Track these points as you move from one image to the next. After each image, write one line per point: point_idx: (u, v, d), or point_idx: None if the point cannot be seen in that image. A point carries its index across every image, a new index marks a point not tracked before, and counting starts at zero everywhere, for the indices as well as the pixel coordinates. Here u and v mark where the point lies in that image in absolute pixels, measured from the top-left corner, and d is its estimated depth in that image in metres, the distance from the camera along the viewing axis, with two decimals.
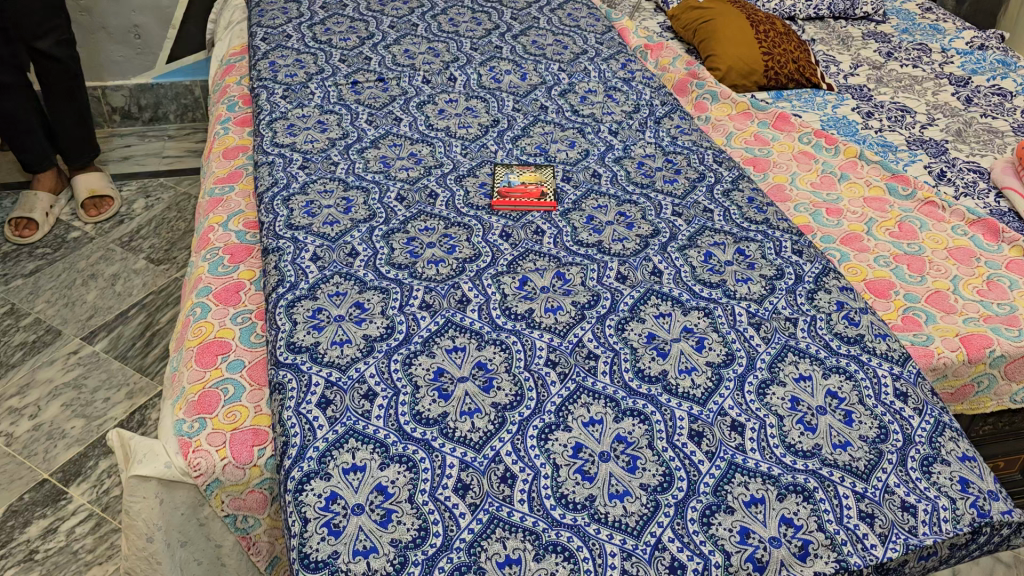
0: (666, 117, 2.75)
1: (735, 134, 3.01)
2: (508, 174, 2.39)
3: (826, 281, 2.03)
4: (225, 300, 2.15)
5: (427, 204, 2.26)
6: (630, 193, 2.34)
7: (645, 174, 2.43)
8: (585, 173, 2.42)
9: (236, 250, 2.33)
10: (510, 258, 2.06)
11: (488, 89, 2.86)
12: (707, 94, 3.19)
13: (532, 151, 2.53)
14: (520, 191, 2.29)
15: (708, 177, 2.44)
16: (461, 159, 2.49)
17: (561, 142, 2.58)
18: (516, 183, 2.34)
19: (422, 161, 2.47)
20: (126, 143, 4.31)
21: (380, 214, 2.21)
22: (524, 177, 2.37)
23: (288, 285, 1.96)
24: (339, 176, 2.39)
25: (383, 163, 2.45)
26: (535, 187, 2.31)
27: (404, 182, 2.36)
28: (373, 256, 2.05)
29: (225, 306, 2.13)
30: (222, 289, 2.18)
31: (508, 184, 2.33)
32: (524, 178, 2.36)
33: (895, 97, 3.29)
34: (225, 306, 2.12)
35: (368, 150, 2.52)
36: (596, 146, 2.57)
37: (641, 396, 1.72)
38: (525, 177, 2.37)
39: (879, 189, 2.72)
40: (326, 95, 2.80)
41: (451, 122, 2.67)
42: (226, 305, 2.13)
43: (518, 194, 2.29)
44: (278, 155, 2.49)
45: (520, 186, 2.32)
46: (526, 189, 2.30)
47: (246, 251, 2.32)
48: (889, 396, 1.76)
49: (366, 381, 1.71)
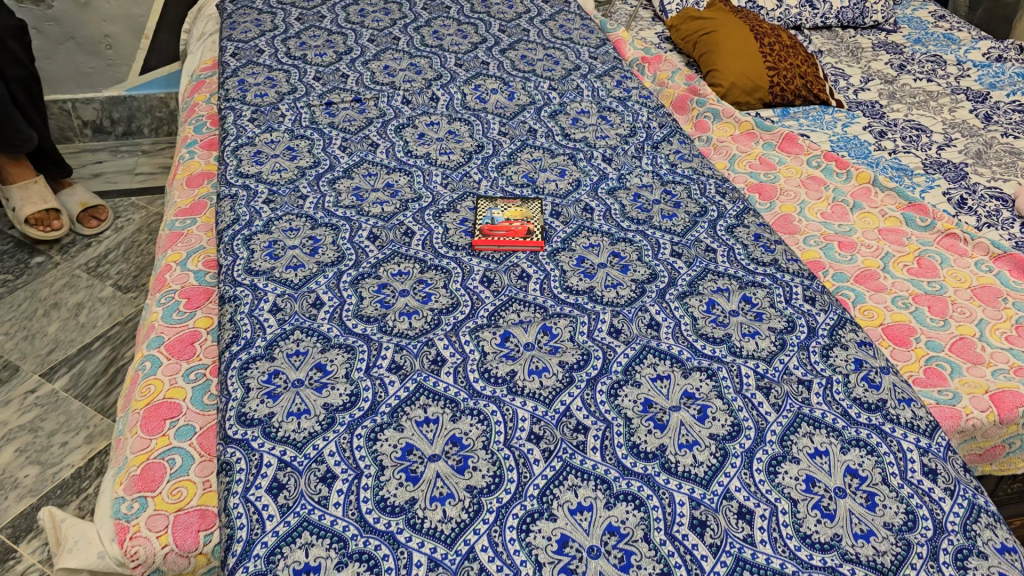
0: (665, 141, 2.54)
1: (739, 157, 2.80)
2: (490, 209, 2.18)
3: (842, 335, 1.82)
4: (178, 352, 1.94)
5: (402, 243, 2.06)
6: (626, 230, 2.13)
7: (642, 208, 2.22)
8: (576, 208, 2.22)
9: (194, 293, 2.12)
10: (491, 308, 1.86)
11: (473, 110, 2.65)
12: (708, 112, 3.00)
13: (519, 181, 2.33)
14: (504, 229, 2.09)
15: (710, 211, 2.23)
16: (442, 191, 2.29)
17: (551, 171, 2.38)
18: (498, 219, 2.13)
19: (400, 192, 2.27)
20: (97, 159, 4.11)
21: (350, 255, 2.01)
22: (508, 211, 2.16)
23: (242, 343, 1.75)
24: (307, 210, 2.18)
25: (357, 196, 2.25)
26: (520, 224, 2.10)
27: (378, 219, 2.16)
28: (340, 306, 1.85)
29: (177, 360, 1.92)
30: (175, 340, 1.97)
31: (490, 221, 2.12)
32: (509, 213, 2.16)
33: (909, 114, 3.10)
34: (178, 359, 1.92)
35: (341, 180, 2.31)
36: (589, 175, 2.36)
37: (636, 477, 1.52)
38: (510, 212, 2.16)
39: (896, 219, 2.52)
40: (298, 117, 2.59)
41: (432, 148, 2.47)
42: (179, 359, 1.92)
43: (501, 232, 2.08)
44: (241, 186, 2.28)
45: (503, 223, 2.11)
46: (510, 226, 2.10)
47: (205, 295, 2.11)
48: (916, 474, 1.56)
49: (325, 460, 1.51)
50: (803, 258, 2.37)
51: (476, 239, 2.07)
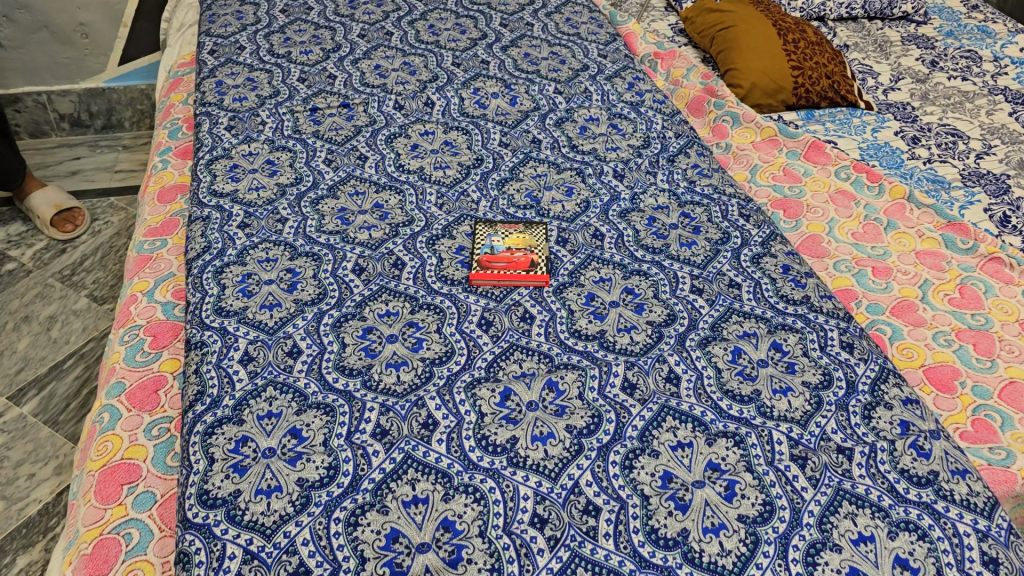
0: (681, 153, 2.32)
1: (761, 168, 2.58)
2: (490, 235, 1.96)
3: (885, 391, 1.62)
4: (140, 401, 1.73)
5: (391, 277, 1.85)
6: (640, 261, 1.92)
7: (657, 233, 2.01)
8: (585, 233, 2.01)
9: (160, 331, 1.91)
10: (490, 357, 1.65)
11: (471, 117, 2.43)
12: (727, 116, 2.78)
13: (522, 202, 2.12)
14: (506, 260, 1.87)
15: (733, 238, 2.01)
16: (437, 213, 2.07)
17: (557, 189, 2.17)
18: (499, 248, 1.92)
19: (391, 214, 2.06)
20: (75, 154, 3.88)
21: (333, 292, 1.80)
22: (511, 238, 1.95)
23: (208, 402, 1.54)
24: (287, 237, 1.97)
25: (343, 219, 2.03)
26: (525, 254, 1.89)
27: (365, 246, 1.95)
28: (319, 356, 1.64)
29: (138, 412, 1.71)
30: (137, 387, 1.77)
31: (490, 250, 1.90)
32: (512, 240, 1.94)
33: (944, 117, 2.87)
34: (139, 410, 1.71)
35: (325, 200, 2.09)
36: (599, 194, 2.15)
37: (654, 570, 1.32)
38: (513, 238, 1.95)
39: (934, 240, 2.30)
40: (279, 125, 2.38)
41: (427, 162, 2.25)
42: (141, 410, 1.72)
43: (502, 264, 1.86)
44: (215, 208, 2.07)
45: (505, 251, 1.90)
46: (513, 256, 1.88)
47: (172, 333, 1.90)
48: (975, 564, 1.36)
49: (298, 551, 1.31)
50: (833, 286, 2.16)
51: (474, 272, 1.85)
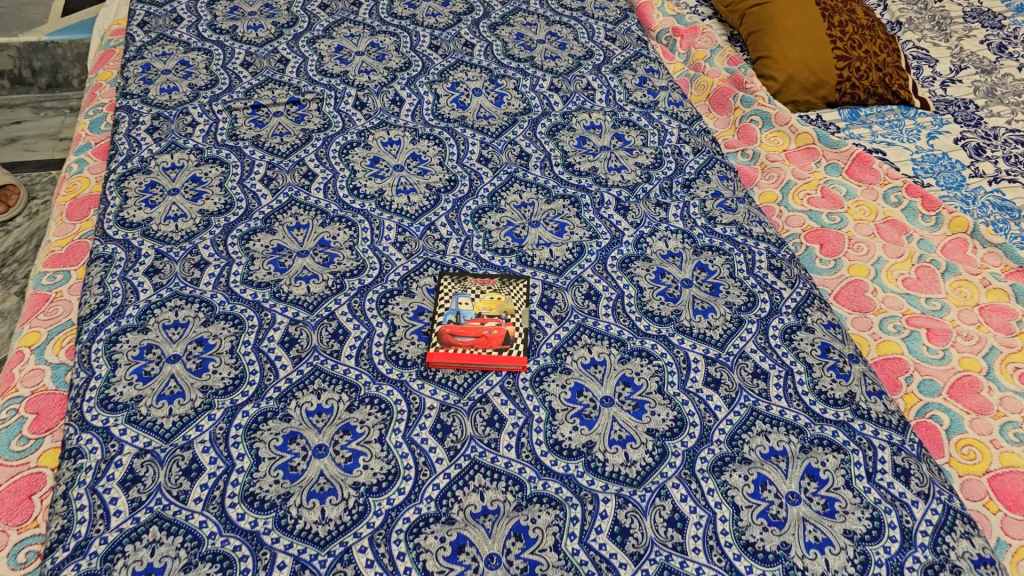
0: (699, 176, 1.92)
1: (794, 186, 2.18)
2: (456, 298, 1.58)
3: (951, 547, 1.22)
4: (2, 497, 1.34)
5: (328, 353, 1.48)
6: (642, 336, 1.53)
7: (666, 294, 1.62)
8: (575, 292, 1.62)
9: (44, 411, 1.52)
10: (443, 483, 1.28)
11: (446, 121, 2.02)
12: (756, 115, 2.37)
13: (500, 243, 1.73)
14: (471, 335, 1.49)
15: (760, 301, 1.61)
16: (395, 256, 1.69)
17: (544, 225, 1.78)
18: (464, 317, 1.54)
19: (338, 258, 1.68)
20: (13, 117, 3.23)
21: (253, 375, 1.44)
22: (481, 303, 1.57)
23: (71, 547, 1.19)
24: (203, 290, 1.59)
25: (277, 264, 1.66)
26: (496, 326, 1.52)
27: (300, 305, 1.57)
28: (224, 478, 1.28)
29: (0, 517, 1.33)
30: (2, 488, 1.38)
31: (452, 321, 1.52)
32: (482, 305, 1.56)
33: (1013, 121, 2.41)
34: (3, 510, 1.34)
35: (259, 235, 1.72)
36: (596, 233, 1.75)
37: None
38: (483, 303, 1.57)
39: (1002, 291, 1.89)
40: (213, 128, 1.97)
41: (387, 183, 1.85)
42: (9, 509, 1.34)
43: (466, 341, 1.48)
44: (122, 245, 1.68)
45: (471, 324, 1.52)
46: (481, 330, 1.50)
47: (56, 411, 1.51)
48: None
49: None
50: (876, 355, 1.77)
51: (430, 353, 1.47)
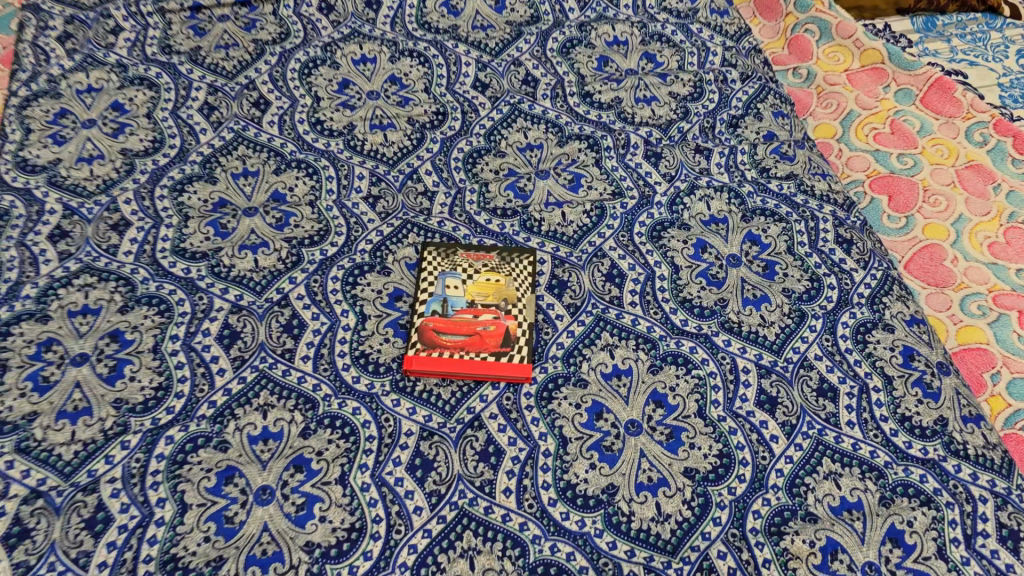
0: (749, 112, 1.54)
1: (858, 118, 1.78)
2: (442, 280, 1.25)
3: None
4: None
5: (278, 355, 1.16)
6: (678, 335, 1.21)
7: (708, 275, 1.28)
8: (594, 272, 1.28)
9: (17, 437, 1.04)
10: (422, 545, 1.00)
11: (433, 32, 1.62)
12: (813, 26, 1.95)
13: (499, 201, 1.37)
14: (460, 335, 1.17)
15: (826, 288, 1.28)
16: (367, 217, 1.34)
17: (555, 175, 1.41)
18: (452, 307, 1.21)
19: (294, 220, 1.33)
20: None
21: (181, 386, 1.12)
22: (473, 288, 1.24)
23: None
24: (121, 263, 1.25)
25: (216, 227, 1.31)
26: (493, 321, 1.20)
27: (245, 285, 1.24)
28: (139, 534, 0.99)
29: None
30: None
31: (437, 313, 1.20)
32: (476, 292, 1.24)
33: None
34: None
35: (195, 185, 1.36)
36: (620, 189, 1.39)
37: None
38: (477, 288, 1.24)
39: None
40: (141, 36, 1.56)
41: (359, 116, 1.48)
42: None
43: (454, 342, 1.17)
44: (21, 195, 1.31)
45: (461, 318, 1.20)
46: (473, 327, 1.18)
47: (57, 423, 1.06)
48: None
49: None
50: (956, 344, 1.40)
51: (408, 358, 1.15)
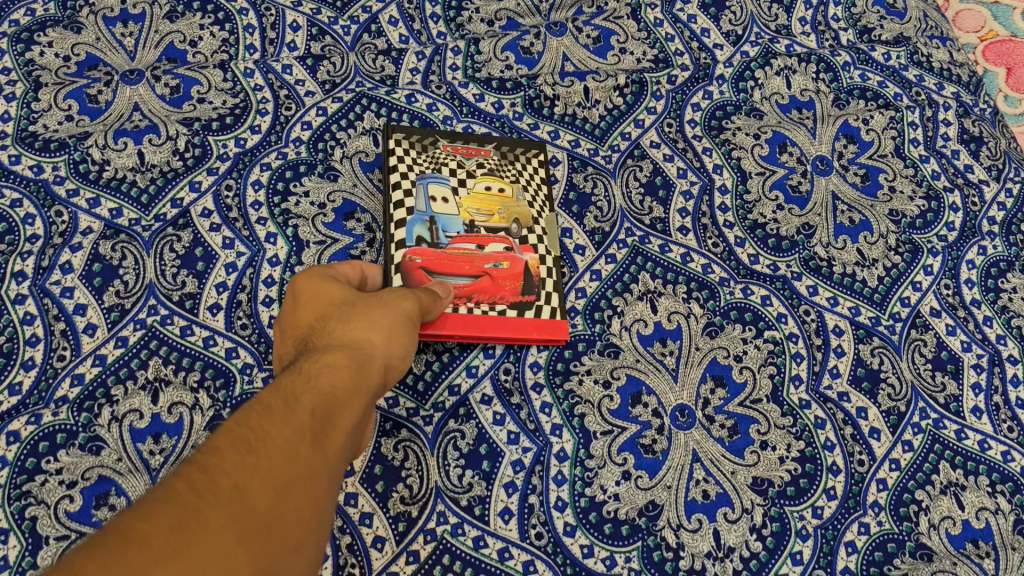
0: None
1: None
2: (422, 189, 0.85)
3: None
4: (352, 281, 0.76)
5: (175, 303, 0.80)
6: (745, 278, 0.86)
7: (786, 188, 0.92)
8: (628, 181, 0.91)
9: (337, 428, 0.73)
10: None
11: None
12: None
13: (495, 67, 0.96)
14: (462, 278, 0.80)
15: (946, 209, 0.93)
16: (304, 88, 0.93)
17: (574, 31, 1.00)
18: (443, 232, 0.82)
19: (197, 91, 0.92)
20: None
21: (32, 351, 0.77)
22: (469, 203, 0.85)
23: None
24: None
25: (82, 99, 0.90)
26: (505, 254, 0.82)
27: (125, 192, 0.85)
28: None
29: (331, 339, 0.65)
30: (421, 296, 0.73)
31: (424, 243, 0.81)
32: (473, 209, 0.85)
33: None
34: (354, 353, 0.64)
35: (49, 34, 0.93)
36: (666, 56, 0.99)
37: None
38: (473, 204, 0.85)
39: None
40: None
41: None
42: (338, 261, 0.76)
43: (455, 288, 0.80)
44: None
45: (459, 250, 0.81)
46: (479, 265, 0.81)
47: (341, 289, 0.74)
48: None
49: None
50: None
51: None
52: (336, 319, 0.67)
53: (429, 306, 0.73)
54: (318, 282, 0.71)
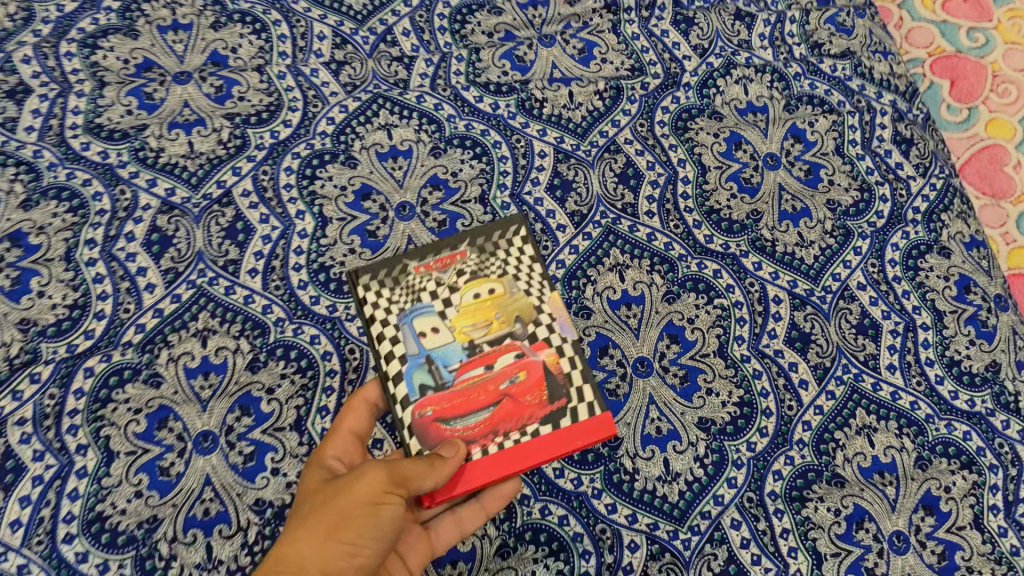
0: None
1: None
2: (410, 328, 0.81)
3: None
4: (361, 432, 0.81)
5: (220, 267, 0.96)
6: (701, 255, 1.02)
7: (740, 179, 1.07)
8: (604, 171, 1.07)
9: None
10: None
11: None
12: None
13: (492, 73, 1.12)
14: (484, 410, 0.78)
15: (877, 199, 1.08)
16: (329, 89, 1.09)
17: (562, 42, 1.15)
18: (445, 368, 0.79)
19: (238, 91, 1.08)
20: None
21: (102, 304, 0.93)
22: (462, 320, 0.82)
23: None
24: (21, 142, 1.01)
25: (140, 96, 1.06)
26: (516, 364, 0.80)
27: (177, 175, 1.01)
28: (56, 487, 0.83)
29: (291, 540, 0.67)
30: (374, 491, 0.68)
31: (429, 390, 0.78)
32: (467, 324, 0.82)
33: None
34: (295, 569, 0.65)
35: (111, 39, 1.09)
36: (641, 65, 1.15)
37: None
38: (467, 318, 0.82)
39: None
40: None
41: None
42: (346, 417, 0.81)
43: (475, 426, 0.77)
44: None
45: (467, 383, 0.78)
46: (494, 390, 0.78)
47: (352, 438, 0.80)
48: None
49: None
50: (1008, 268, 1.23)
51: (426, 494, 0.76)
52: (307, 515, 0.69)
53: (407, 479, 0.69)
54: (316, 470, 0.76)
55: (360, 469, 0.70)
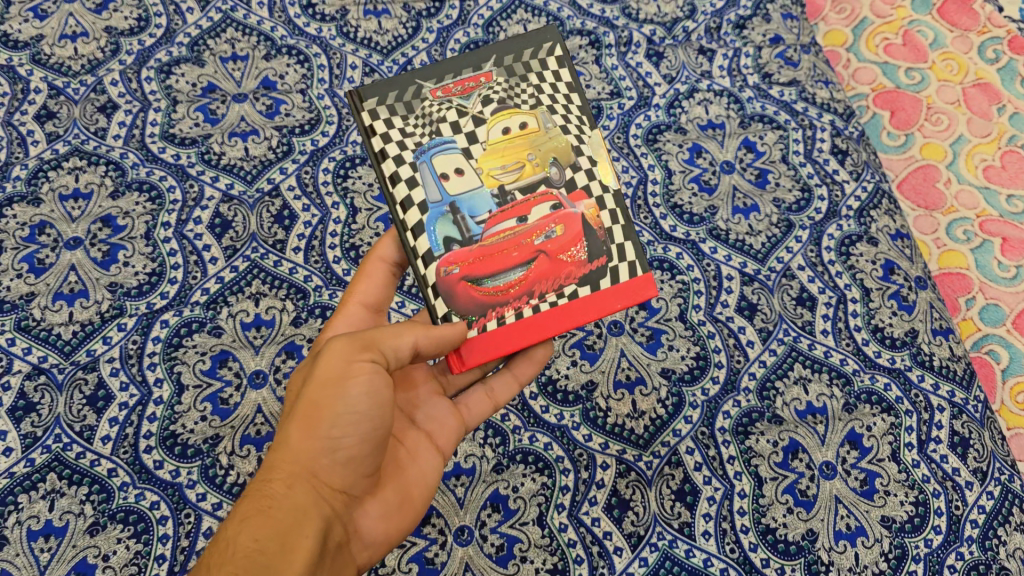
0: (758, 12, 1.48)
1: (870, 26, 1.65)
2: (430, 167, 0.87)
3: (1001, 543, 1.04)
4: (372, 301, 0.96)
5: (270, 245, 1.18)
6: (666, 240, 1.23)
7: (700, 181, 1.29)
8: None
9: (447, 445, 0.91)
10: None
11: None
12: None
13: None
14: (517, 269, 0.85)
15: (815, 198, 1.29)
16: None
17: None
18: (472, 220, 0.86)
19: (285, 108, 1.31)
20: None
21: (174, 272, 1.14)
22: (490, 161, 0.88)
23: None
24: (110, 147, 1.24)
25: (206, 112, 1.29)
26: (553, 218, 0.87)
27: (235, 173, 1.24)
28: (139, 410, 1.04)
29: (280, 442, 0.76)
30: (339, 363, 0.74)
31: (455, 245, 0.85)
32: (497, 167, 0.88)
33: None
34: (289, 463, 0.74)
35: (183, 67, 1.33)
36: (618, 90, 1.38)
37: None
38: (496, 159, 0.88)
39: None
40: None
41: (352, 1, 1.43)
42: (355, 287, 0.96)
43: (511, 283, 0.85)
44: (4, 73, 1.29)
45: (500, 237, 0.86)
46: (528, 246, 0.86)
47: (363, 308, 0.95)
48: None
49: None
50: (937, 268, 1.41)
51: (454, 355, 0.85)
52: (289, 407, 0.77)
53: (373, 342, 0.75)
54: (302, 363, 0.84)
55: (324, 348, 0.76)
